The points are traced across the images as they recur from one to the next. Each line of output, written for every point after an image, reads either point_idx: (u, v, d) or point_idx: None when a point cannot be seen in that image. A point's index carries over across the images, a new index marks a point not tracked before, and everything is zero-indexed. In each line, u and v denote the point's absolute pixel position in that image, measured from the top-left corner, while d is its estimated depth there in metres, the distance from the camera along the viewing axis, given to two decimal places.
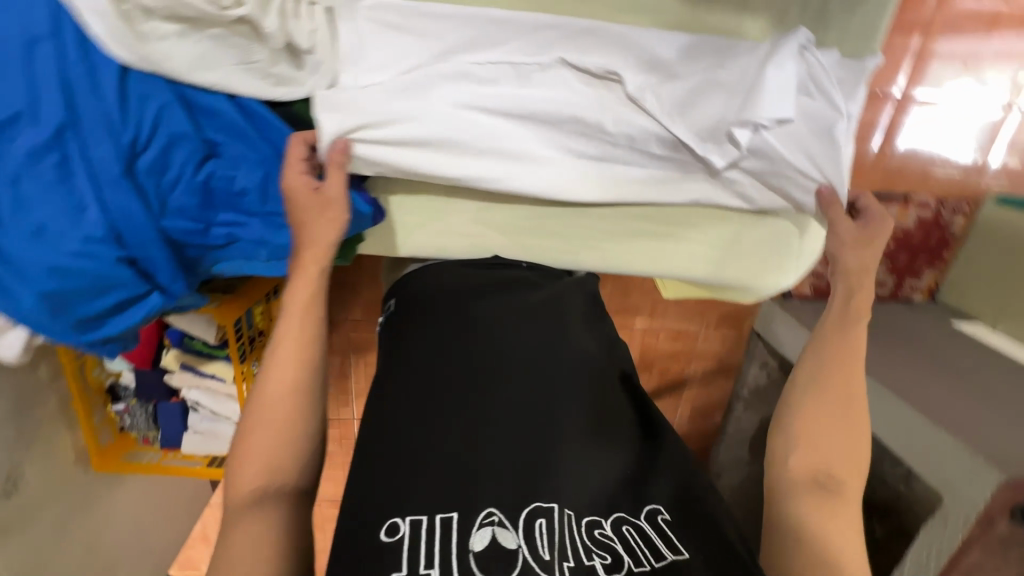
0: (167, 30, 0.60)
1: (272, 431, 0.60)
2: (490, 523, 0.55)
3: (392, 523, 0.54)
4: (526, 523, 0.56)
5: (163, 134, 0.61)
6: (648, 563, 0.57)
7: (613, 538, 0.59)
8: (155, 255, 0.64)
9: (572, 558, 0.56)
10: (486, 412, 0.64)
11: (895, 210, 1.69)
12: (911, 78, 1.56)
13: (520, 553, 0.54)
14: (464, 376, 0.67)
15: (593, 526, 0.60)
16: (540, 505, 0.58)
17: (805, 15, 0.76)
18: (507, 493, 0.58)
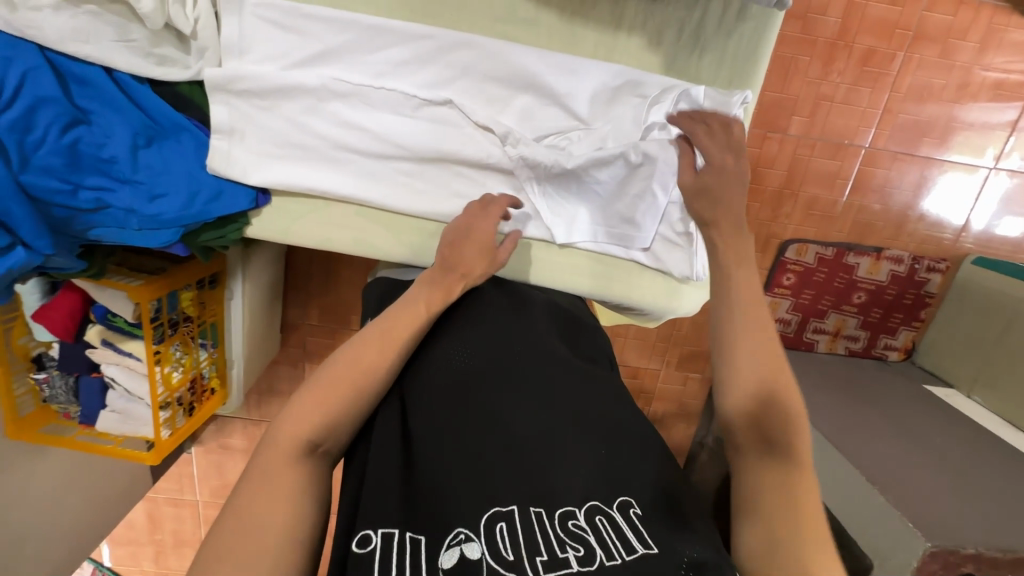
0: (41, 2, 0.64)
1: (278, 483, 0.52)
2: (457, 542, 0.51)
3: (365, 535, 0.51)
4: (486, 527, 0.52)
5: (28, 95, 0.65)
6: (617, 555, 0.51)
7: (586, 528, 0.53)
8: (12, 208, 0.67)
9: (546, 552, 0.51)
10: (473, 421, 0.62)
11: (866, 263, 1.62)
12: (880, 130, 1.51)
13: (484, 563, 0.49)
14: (465, 392, 0.65)
15: (567, 517, 0.54)
16: (501, 509, 0.54)
17: (681, 37, 0.77)
18: (468, 500, 0.54)
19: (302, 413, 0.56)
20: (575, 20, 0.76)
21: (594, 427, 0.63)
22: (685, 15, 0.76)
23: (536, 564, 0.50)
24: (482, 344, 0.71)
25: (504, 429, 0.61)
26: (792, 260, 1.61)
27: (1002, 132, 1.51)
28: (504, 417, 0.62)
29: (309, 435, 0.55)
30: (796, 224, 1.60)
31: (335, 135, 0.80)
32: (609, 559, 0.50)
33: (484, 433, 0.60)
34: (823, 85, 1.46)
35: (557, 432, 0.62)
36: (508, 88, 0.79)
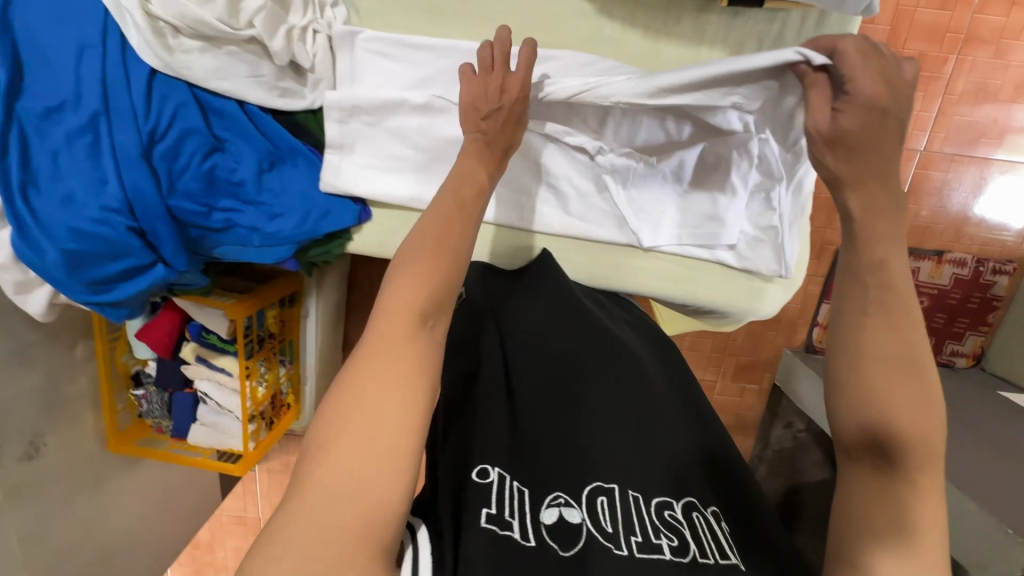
0: (191, 45, 0.73)
1: (404, 351, 0.51)
2: (556, 504, 0.59)
3: (481, 468, 0.59)
4: (588, 500, 0.59)
5: (178, 128, 0.73)
6: (712, 555, 0.56)
7: (681, 522, 0.59)
8: (160, 228, 0.75)
9: (639, 534, 0.57)
10: (578, 404, 0.68)
11: (928, 267, 1.60)
12: (935, 133, 1.51)
13: (583, 527, 0.57)
14: (568, 375, 0.71)
15: (662, 507, 0.60)
16: (601, 485, 0.60)
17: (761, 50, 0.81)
18: (571, 470, 0.61)
19: (407, 286, 0.53)
20: (659, 38, 0.81)
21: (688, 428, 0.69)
22: (765, 27, 0.80)
23: (631, 543, 0.56)
24: (576, 328, 0.77)
25: (605, 410, 0.67)
26: None
27: None
28: (609, 399, 0.69)
29: (417, 308, 0.53)
30: None
31: (435, 149, 0.86)
32: (702, 556, 0.56)
33: (588, 410, 0.67)
34: None
35: (655, 428, 0.67)
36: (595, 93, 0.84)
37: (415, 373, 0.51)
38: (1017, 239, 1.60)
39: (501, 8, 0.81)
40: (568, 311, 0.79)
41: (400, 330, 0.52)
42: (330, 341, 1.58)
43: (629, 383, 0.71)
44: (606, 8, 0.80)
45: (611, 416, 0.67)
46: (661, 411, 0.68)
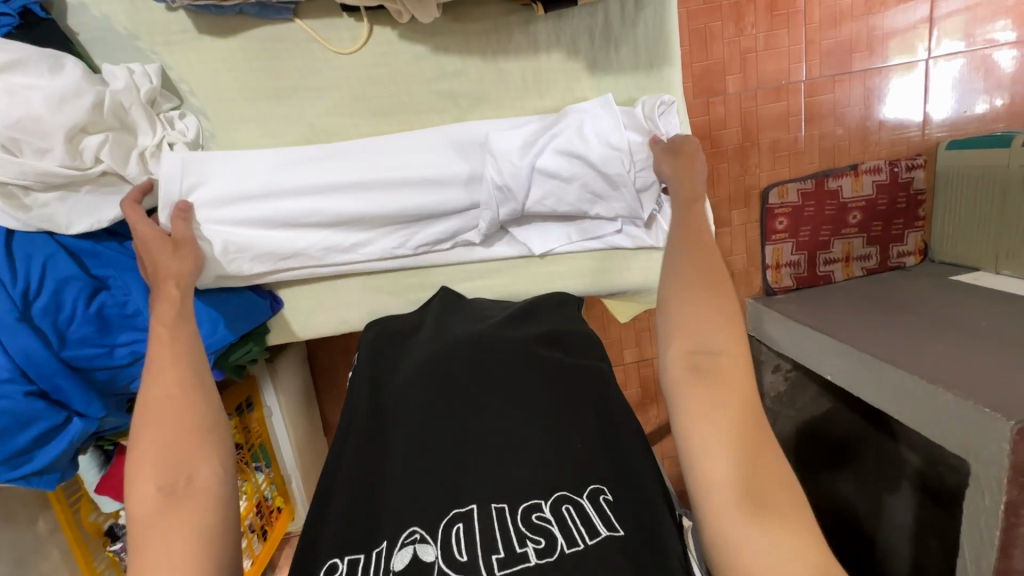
0: (47, 197, 0.72)
1: (170, 443, 0.53)
2: (411, 541, 0.53)
3: (331, 563, 0.53)
4: (445, 531, 0.53)
5: (52, 280, 0.72)
6: (580, 542, 0.51)
7: (550, 520, 0.53)
8: (62, 384, 0.73)
9: (502, 548, 0.51)
10: (432, 435, 0.62)
11: (848, 183, 1.65)
12: (811, 61, 1.56)
13: (436, 564, 0.51)
14: (423, 405, 0.65)
15: (531, 511, 0.54)
16: (459, 510, 0.55)
17: (595, 42, 0.85)
18: (426, 504, 0.56)
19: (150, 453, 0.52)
20: (498, 58, 0.84)
21: (559, 418, 0.62)
22: (590, 22, 0.84)
23: (491, 562, 0.50)
24: (452, 351, 0.71)
25: (464, 438, 0.61)
26: (777, 205, 1.64)
27: (923, 27, 1.55)
28: (476, 422, 0.63)
29: (166, 462, 0.52)
30: (769, 169, 1.63)
31: (315, 202, 0.84)
32: (569, 547, 0.51)
33: (453, 445, 0.61)
34: (742, 41, 1.52)
35: (512, 435, 0.61)
36: (443, 119, 0.87)
37: (186, 457, 0.53)
38: (920, 133, 1.66)
39: (344, 75, 0.83)
40: (455, 343, 0.73)
41: (165, 418, 0.54)
42: (313, 431, 1.51)
43: (495, 402, 0.64)
44: (440, 47, 0.83)
45: (468, 445, 0.60)
46: (531, 417, 0.63)
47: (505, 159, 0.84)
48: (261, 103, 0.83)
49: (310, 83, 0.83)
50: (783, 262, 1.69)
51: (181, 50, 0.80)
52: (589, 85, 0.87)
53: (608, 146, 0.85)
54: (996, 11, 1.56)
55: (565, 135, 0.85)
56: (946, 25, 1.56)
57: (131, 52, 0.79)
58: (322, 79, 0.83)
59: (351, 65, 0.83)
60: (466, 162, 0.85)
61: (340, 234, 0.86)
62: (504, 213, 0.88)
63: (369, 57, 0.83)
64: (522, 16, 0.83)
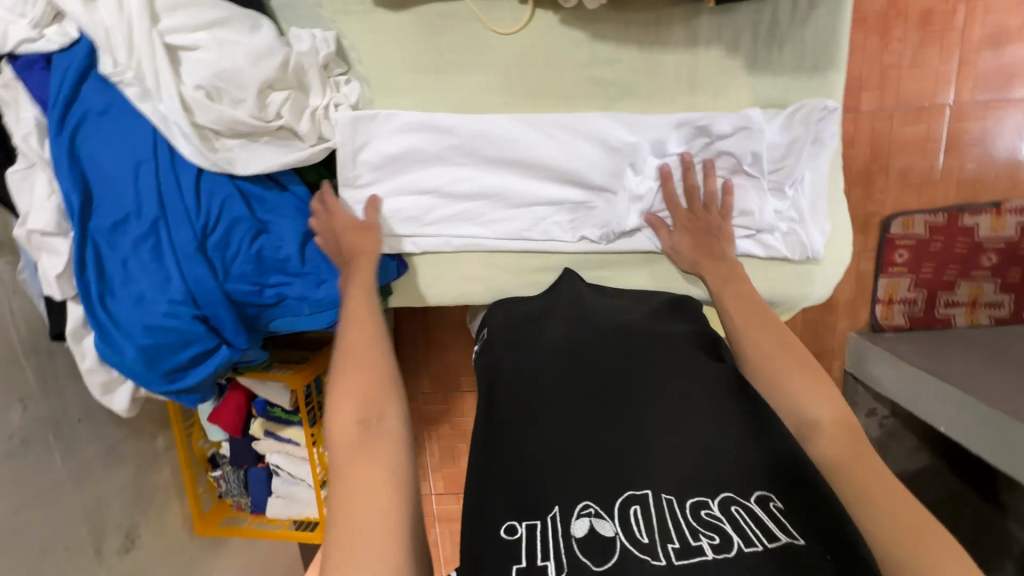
0: (232, 143, 0.80)
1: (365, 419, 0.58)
2: (587, 514, 0.53)
3: (509, 524, 0.54)
4: (621, 511, 0.52)
5: (227, 218, 0.79)
6: (758, 543, 0.47)
7: (721, 518, 0.50)
8: (220, 313, 0.80)
9: (677, 540, 0.49)
10: (585, 416, 0.61)
11: (987, 221, 1.49)
12: (961, 84, 1.42)
13: (617, 541, 0.50)
14: (568, 387, 0.64)
15: (699, 507, 0.52)
16: (632, 492, 0.54)
17: (758, 39, 0.82)
18: (594, 478, 0.56)
19: (347, 405, 0.59)
20: (654, 49, 0.84)
21: (724, 413, 0.60)
22: (756, 19, 0.81)
23: (669, 550, 0.48)
24: (593, 336, 0.71)
25: (622, 420, 0.60)
26: (900, 236, 1.51)
27: None
28: (630, 405, 0.62)
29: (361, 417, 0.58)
30: (896, 197, 1.51)
31: (465, 182, 0.90)
32: (747, 546, 0.47)
33: (611, 424, 0.60)
34: (886, 57, 1.41)
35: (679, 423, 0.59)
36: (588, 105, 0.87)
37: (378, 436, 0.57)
38: None
39: (502, 55, 0.85)
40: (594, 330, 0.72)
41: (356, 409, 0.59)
42: None
43: (648, 388, 0.63)
44: (598, 34, 0.84)
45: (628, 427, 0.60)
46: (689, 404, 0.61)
47: (643, 168, 0.88)
48: (420, 74, 0.87)
49: (469, 58, 0.86)
50: (898, 298, 1.55)
51: (356, 19, 0.86)
52: (744, 83, 0.84)
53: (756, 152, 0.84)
54: None
55: (711, 130, 0.84)
56: None
57: (313, 19, 0.86)
58: (479, 56, 0.86)
59: (511, 46, 0.85)
60: (598, 166, 0.88)
61: (476, 212, 0.91)
62: (632, 223, 0.89)
63: (527, 38, 0.84)
64: (686, 8, 0.82)
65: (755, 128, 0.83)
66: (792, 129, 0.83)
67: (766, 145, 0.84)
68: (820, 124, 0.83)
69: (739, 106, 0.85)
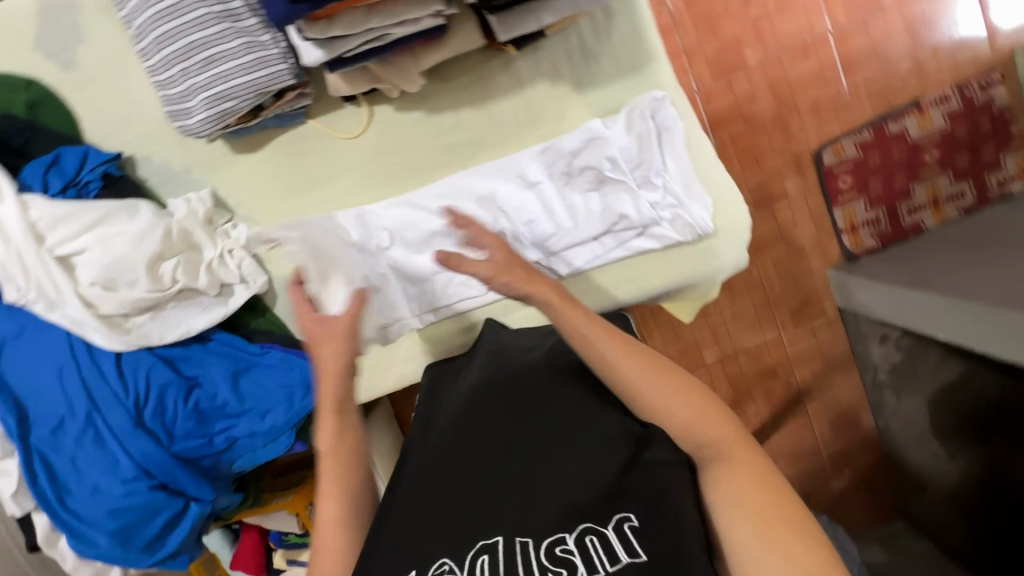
0: (142, 319, 0.86)
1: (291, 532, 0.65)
2: (441, 571, 0.54)
3: None
4: (471, 564, 0.54)
5: (156, 387, 0.85)
6: (602, 569, 0.50)
7: (574, 551, 0.52)
8: (176, 474, 0.85)
9: None
10: (468, 477, 0.63)
11: (913, 121, 1.43)
12: (833, 8, 1.38)
13: None
14: (460, 450, 0.66)
15: (555, 544, 0.53)
16: (484, 542, 0.55)
17: (574, 61, 0.88)
18: (462, 535, 0.57)
19: None
20: (487, 103, 0.89)
21: (600, 444, 0.60)
22: (565, 45, 0.87)
23: None
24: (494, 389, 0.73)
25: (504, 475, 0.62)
26: (835, 164, 1.44)
27: None
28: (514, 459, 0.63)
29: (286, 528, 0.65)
30: (814, 132, 1.43)
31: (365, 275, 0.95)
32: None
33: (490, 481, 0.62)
34: (752, 8, 1.37)
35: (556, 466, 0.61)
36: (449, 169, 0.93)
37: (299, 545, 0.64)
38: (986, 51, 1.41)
39: (358, 156, 0.92)
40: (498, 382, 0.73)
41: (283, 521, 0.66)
42: None
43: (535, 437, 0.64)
44: (433, 107, 0.90)
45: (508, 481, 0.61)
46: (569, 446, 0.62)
47: (518, 209, 0.92)
48: (295, 195, 0.94)
49: (330, 167, 0.93)
50: (859, 224, 1.45)
51: (224, 171, 0.93)
52: (578, 103, 0.89)
53: (614, 160, 0.88)
54: None
55: (560, 152, 0.89)
56: None
57: (188, 183, 0.94)
58: (339, 163, 0.92)
59: (365, 145, 0.91)
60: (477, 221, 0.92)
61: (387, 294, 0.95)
62: (531, 258, 0.92)
63: (374, 133, 0.91)
64: (500, 59, 0.88)
65: (602, 137, 0.88)
66: (636, 127, 0.87)
67: (618, 149, 0.88)
68: (658, 113, 0.87)
69: (581, 122, 0.90)
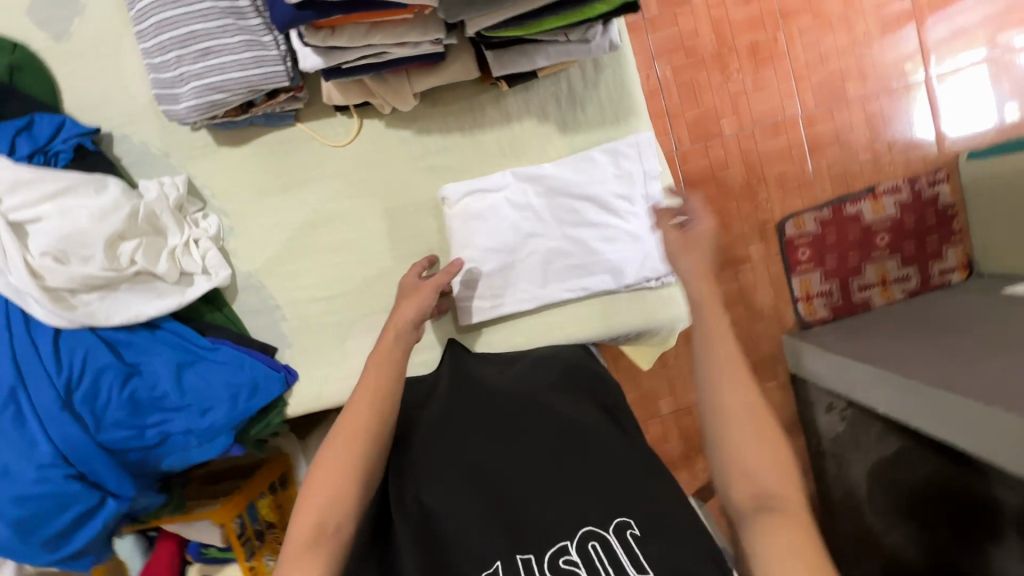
0: (90, 298, 0.83)
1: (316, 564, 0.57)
2: None
3: None
4: None
5: (93, 369, 0.81)
6: None
7: (579, 563, 0.54)
8: (98, 465, 0.80)
9: None
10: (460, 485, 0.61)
11: (867, 206, 1.51)
12: (802, 94, 1.48)
13: None
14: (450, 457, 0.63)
15: (559, 555, 0.55)
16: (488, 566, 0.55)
17: (562, 105, 0.92)
18: (465, 553, 0.56)
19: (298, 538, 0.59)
20: (475, 132, 0.93)
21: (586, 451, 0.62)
22: (555, 88, 0.92)
23: None
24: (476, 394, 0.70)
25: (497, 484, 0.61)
26: (795, 236, 1.52)
27: (914, 60, 1.46)
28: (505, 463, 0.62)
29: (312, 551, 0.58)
30: (777, 204, 1.52)
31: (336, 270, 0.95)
32: None
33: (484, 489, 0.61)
34: (729, 85, 1.48)
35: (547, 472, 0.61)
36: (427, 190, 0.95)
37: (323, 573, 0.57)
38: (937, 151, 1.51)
39: (340, 164, 0.93)
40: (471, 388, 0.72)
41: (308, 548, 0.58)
42: None
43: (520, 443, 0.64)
44: (422, 127, 0.93)
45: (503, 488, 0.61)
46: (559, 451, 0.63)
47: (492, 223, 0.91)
48: (272, 194, 0.94)
49: (310, 172, 0.94)
50: (814, 294, 1.53)
51: (204, 161, 0.93)
52: (562, 143, 0.93)
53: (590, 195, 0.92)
54: (993, 26, 1.44)
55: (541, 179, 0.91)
56: (941, 53, 1.46)
57: (164, 168, 0.93)
58: (321, 169, 0.94)
59: (348, 156, 0.93)
60: (454, 239, 0.93)
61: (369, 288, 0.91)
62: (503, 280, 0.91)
63: (360, 145, 0.93)
64: (492, 93, 0.92)
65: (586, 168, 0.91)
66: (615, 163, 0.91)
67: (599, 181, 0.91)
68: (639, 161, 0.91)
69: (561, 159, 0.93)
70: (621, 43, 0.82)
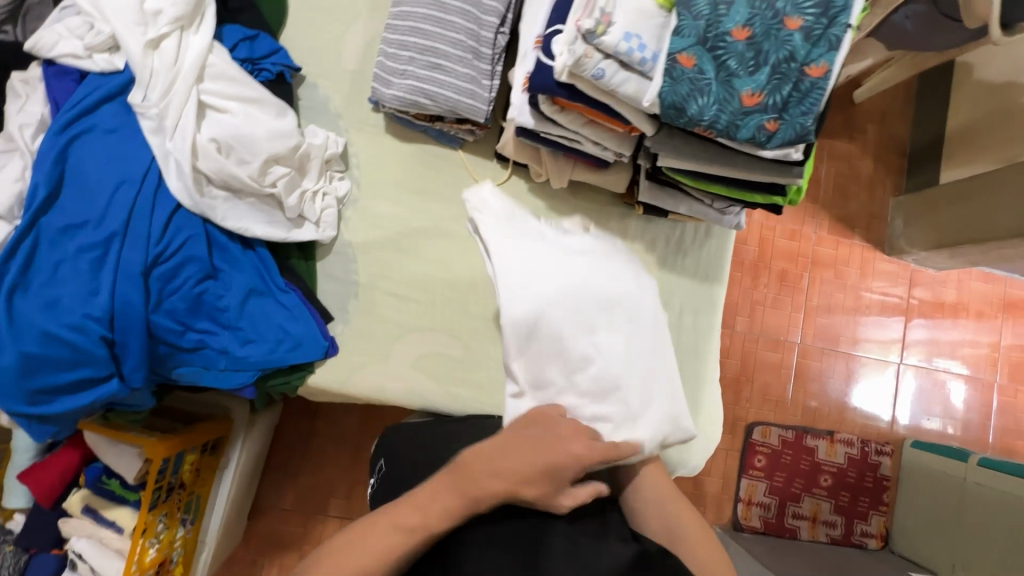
0: (218, 195, 0.85)
1: None
2: None
3: None
4: None
5: (183, 254, 0.82)
6: None
7: None
8: (132, 341, 0.78)
9: None
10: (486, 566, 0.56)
11: (824, 446, 1.67)
12: (806, 329, 1.71)
13: None
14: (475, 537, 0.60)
15: None
16: None
17: (668, 247, 1.08)
18: None
19: None
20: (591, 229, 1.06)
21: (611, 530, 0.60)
22: (669, 231, 1.08)
23: None
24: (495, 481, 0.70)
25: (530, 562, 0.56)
26: (759, 443, 1.66)
27: (895, 346, 1.73)
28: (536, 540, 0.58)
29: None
30: (756, 408, 1.68)
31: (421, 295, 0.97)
32: None
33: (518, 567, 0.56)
34: (755, 293, 1.71)
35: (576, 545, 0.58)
36: None
37: None
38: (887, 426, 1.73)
39: None
40: None
41: None
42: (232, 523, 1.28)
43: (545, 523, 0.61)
44: (554, 205, 1.05)
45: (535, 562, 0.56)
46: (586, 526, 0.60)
47: None
48: (405, 190, 1.03)
49: (446, 189, 1.03)
50: (756, 501, 1.63)
51: (365, 136, 1.02)
52: (655, 274, 1.07)
53: None
54: (955, 351, 1.75)
55: None
56: (915, 351, 1.74)
57: (329, 123, 1.01)
58: (455, 192, 1.03)
59: None
60: None
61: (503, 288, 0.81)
62: None
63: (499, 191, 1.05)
64: (621, 208, 1.07)
65: None
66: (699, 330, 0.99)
67: None
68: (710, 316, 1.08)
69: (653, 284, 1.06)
70: (743, 226, 1.02)
